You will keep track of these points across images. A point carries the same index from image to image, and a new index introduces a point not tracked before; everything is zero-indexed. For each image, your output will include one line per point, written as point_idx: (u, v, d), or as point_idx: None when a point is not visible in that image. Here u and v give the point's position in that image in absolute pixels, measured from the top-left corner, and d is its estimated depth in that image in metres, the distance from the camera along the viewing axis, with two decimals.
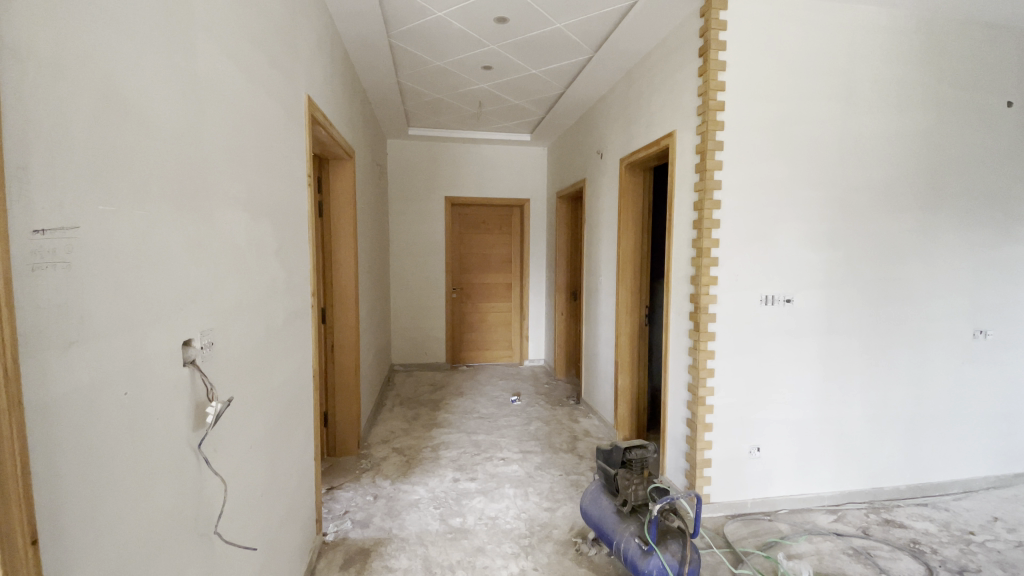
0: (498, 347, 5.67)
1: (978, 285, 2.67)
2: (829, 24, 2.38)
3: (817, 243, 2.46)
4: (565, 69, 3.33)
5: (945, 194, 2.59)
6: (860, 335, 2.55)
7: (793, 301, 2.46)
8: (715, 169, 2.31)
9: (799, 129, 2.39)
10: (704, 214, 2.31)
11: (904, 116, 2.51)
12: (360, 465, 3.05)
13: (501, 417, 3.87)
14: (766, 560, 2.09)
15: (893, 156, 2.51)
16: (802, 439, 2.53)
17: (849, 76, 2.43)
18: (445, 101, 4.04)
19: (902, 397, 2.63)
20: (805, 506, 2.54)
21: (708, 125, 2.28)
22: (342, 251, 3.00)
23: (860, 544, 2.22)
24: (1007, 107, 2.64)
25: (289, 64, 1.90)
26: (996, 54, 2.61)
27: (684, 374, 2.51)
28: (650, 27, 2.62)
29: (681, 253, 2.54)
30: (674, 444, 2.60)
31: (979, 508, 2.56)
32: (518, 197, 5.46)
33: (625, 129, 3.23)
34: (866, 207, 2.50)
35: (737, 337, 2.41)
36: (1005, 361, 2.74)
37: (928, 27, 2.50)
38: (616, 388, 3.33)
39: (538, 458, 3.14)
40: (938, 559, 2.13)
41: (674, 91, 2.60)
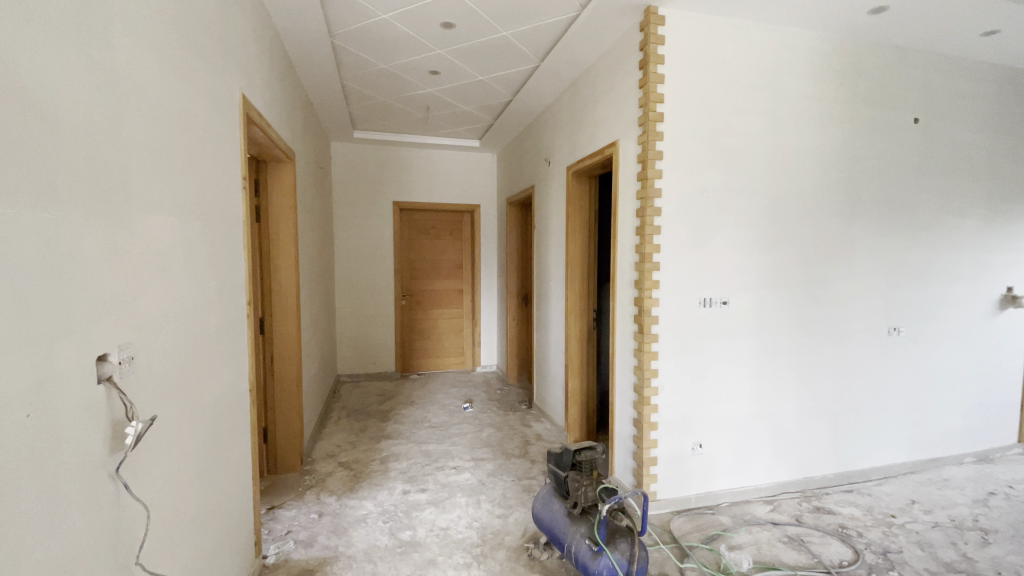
0: (449, 354, 5.60)
1: (891, 286, 2.91)
2: (758, 43, 2.54)
3: (750, 248, 2.60)
4: (512, 77, 3.36)
5: (861, 202, 2.81)
6: (791, 334, 2.72)
7: (730, 303, 2.59)
8: (656, 178, 2.40)
9: (732, 141, 2.53)
10: (646, 221, 2.39)
11: (825, 129, 2.71)
12: (303, 482, 2.91)
13: (453, 425, 3.82)
14: (710, 553, 2.18)
15: (816, 167, 2.70)
16: (740, 435, 2.65)
17: (776, 91, 2.59)
18: (392, 105, 3.97)
19: (830, 392, 2.82)
20: (744, 498, 2.67)
21: (648, 136, 2.37)
22: (283, 258, 2.87)
23: (795, 532, 2.35)
24: (914, 123, 2.91)
25: (221, 60, 1.80)
26: (902, 76, 2.86)
27: (631, 375, 2.57)
28: (593, 39, 2.70)
29: (625, 258, 2.62)
30: (622, 445, 2.66)
31: (898, 492, 2.79)
32: (468, 203, 5.44)
33: (571, 137, 3.30)
34: (794, 214, 2.68)
35: (679, 339, 2.50)
36: (915, 355, 3.00)
37: (843, 50, 2.71)
38: (567, 392, 3.37)
39: (490, 465, 3.12)
40: (863, 542, 2.29)
41: (617, 102, 2.69)
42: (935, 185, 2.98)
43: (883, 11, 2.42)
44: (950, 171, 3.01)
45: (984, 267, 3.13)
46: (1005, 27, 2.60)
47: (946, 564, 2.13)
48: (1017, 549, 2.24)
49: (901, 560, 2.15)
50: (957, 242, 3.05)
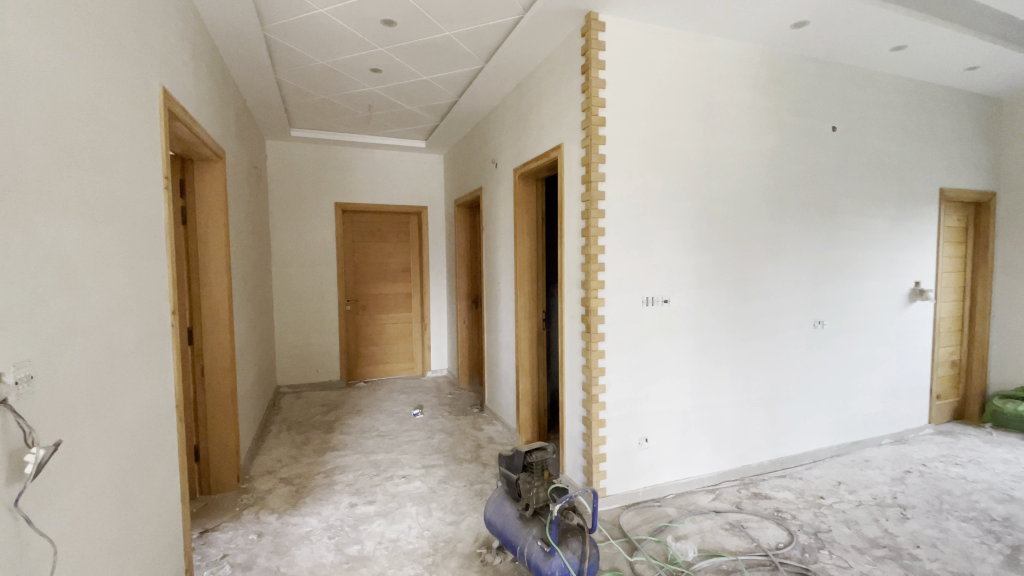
0: (398, 359, 5.47)
1: (816, 282, 3.13)
2: (692, 51, 2.65)
3: (689, 248, 2.71)
4: (457, 78, 3.33)
5: (788, 204, 3.00)
6: (728, 330, 2.85)
7: (671, 301, 2.68)
8: (599, 181, 2.45)
9: (671, 145, 2.63)
10: (591, 223, 2.44)
11: (755, 135, 2.87)
12: (240, 502, 2.73)
13: (402, 433, 3.72)
14: (658, 545, 2.24)
15: (748, 171, 2.86)
16: (684, 428, 2.75)
17: (710, 98, 2.72)
18: (332, 103, 3.83)
19: (764, 383, 2.99)
20: (688, 489, 2.76)
21: (591, 140, 2.42)
22: (213, 263, 2.69)
23: (735, 518, 2.47)
24: (832, 131, 3.13)
25: (137, 50, 1.65)
26: (821, 87, 3.08)
27: (579, 374, 2.60)
28: (536, 43, 2.72)
29: (571, 259, 2.65)
30: (571, 444, 2.69)
31: (826, 475, 2.99)
32: (414, 204, 5.34)
33: (517, 139, 3.31)
34: (730, 214, 2.82)
35: (624, 338, 2.56)
36: (838, 345, 3.23)
37: (769, 61, 2.89)
38: (518, 393, 3.37)
39: (441, 471, 3.06)
40: (797, 524, 2.43)
41: (561, 105, 2.72)
42: (852, 188, 3.23)
43: (804, 25, 2.59)
44: (865, 175, 3.27)
45: (895, 263, 3.42)
46: (909, 44, 2.85)
47: (870, 540, 2.30)
48: (928, 522, 2.46)
49: (831, 539, 2.30)
50: (872, 240, 3.32)
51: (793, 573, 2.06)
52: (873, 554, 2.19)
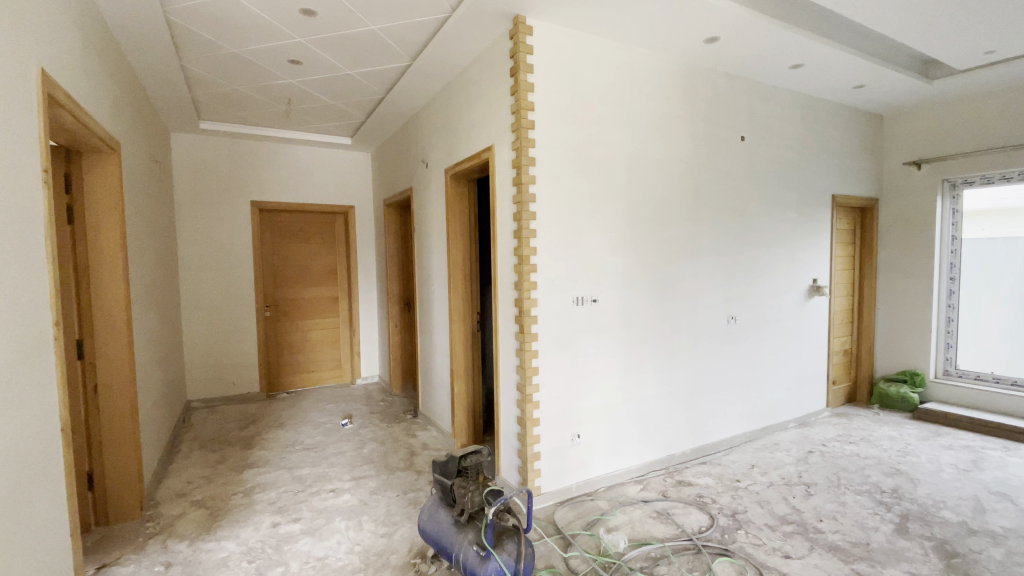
0: (325, 367, 5.22)
1: (729, 280, 3.36)
2: (616, 59, 2.76)
3: (616, 249, 2.81)
4: (383, 74, 3.24)
5: (704, 208, 3.20)
6: (652, 326, 2.99)
7: (600, 300, 2.76)
8: (530, 183, 2.47)
9: (598, 149, 2.71)
10: (523, 224, 2.45)
11: (674, 142, 3.04)
12: (144, 531, 2.47)
13: (330, 445, 3.55)
14: (591, 538, 2.29)
15: (668, 175, 3.01)
16: (614, 422, 2.85)
17: (633, 105, 2.84)
18: (247, 94, 3.57)
19: (686, 375, 3.16)
20: (619, 481, 2.86)
21: (521, 142, 2.44)
22: (107, 267, 2.41)
23: (662, 506, 2.59)
24: (741, 140, 3.38)
25: (10, 24, 1.44)
26: (731, 99, 3.32)
27: (513, 375, 2.61)
28: (465, 43, 2.70)
29: (504, 261, 2.66)
30: (506, 444, 2.69)
31: (741, 459, 3.22)
32: (340, 204, 5.12)
33: (448, 139, 3.27)
34: (652, 217, 2.96)
35: (556, 338, 2.61)
36: (749, 339, 3.50)
37: (685, 72, 3.06)
38: (453, 397, 3.32)
39: (373, 482, 2.94)
40: (717, 507, 2.59)
41: (490, 106, 2.72)
42: (759, 193, 3.51)
43: (716, 41, 2.78)
44: (770, 182, 3.56)
45: (796, 262, 3.76)
46: (805, 63, 3.15)
47: (780, 517, 2.50)
48: (828, 497, 2.72)
49: (746, 519, 2.48)
50: (777, 242, 3.62)
51: (715, 554, 2.19)
52: (783, 530, 2.38)
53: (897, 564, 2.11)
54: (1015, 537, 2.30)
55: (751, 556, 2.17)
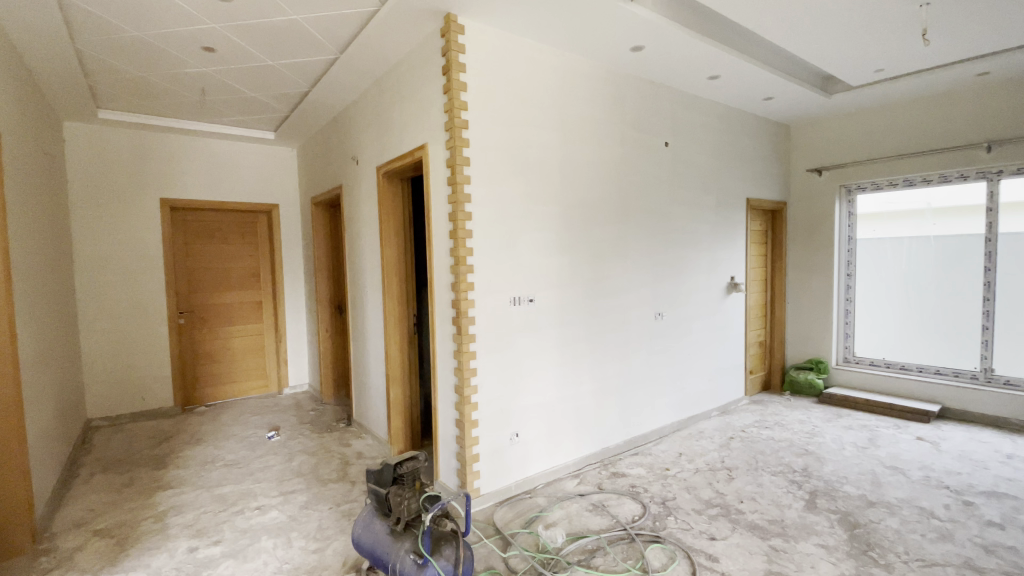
0: (248, 377, 4.90)
1: (656, 279, 3.52)
2: (547, 63, 2.80)
3: (550, 249, 2.86)
4: (309, 67, 3.08)
5: (632, 209, 3.34)
6: (586, 325, 3.07)
7: (536, 300, 2.80)
8: (465, 183, 2.45)
9: (531, 150, 2.74)
10: (458, 225, 2.42)
11: (604, 145, 3.14)
12: (36, 568, 2.19)
13: (255, 460, 3.33)
14: (530, 536, 2.31)
15: (598, 178, 3.11)
16: (551, 420, 2.90)
17: (564, 108, 2.89)
18: (152, 82, 3.27)
19: (618, 372, 3.28)
20: (557, 477, 2.92)
21: (455, 142, 2.41)
22: None
23: (597, 499, 2.67)
24: (666, 146, 3.55)
25: None
26: (656, 106, 3.47)
27: (451, 377, 2.58)
28: (394, 39, 2.63)
29: (439, 262, 2.62)
30: (444, 448, 2.65)
31: (669, 448, 3.39)
32: (263, 202, 4.83)
33: (379, 137, 3.17)
34: (584, 218, 3.03)
35: (494, 338, 2.60)
36: (675, 333, 3.69)
37: (613, 79, 3.17)
38: (389, 402, 3.22)
39: (303, 496, 2.80)
40: (648, 496, 2.71)
41: (423, 104, 2.66)
42: (682, 197, 3.71)
43: (640, 50, 2.90)
44: (691, 186, 3.78)
45: (716, 261, 4.02)
46: (721, 75, 3.36)
47: (706, 501, 2.65)
48: (748, 479, 2.92)
49: (675, 505, 2.61)
50: (698, 243, 3.85)
51: (647, 541, 2.28)
52: (709, 513, 2.53)
53: (808, 538, 2.31)
54: (905, 506, 2.58)
55: (680, 541, 2.28)
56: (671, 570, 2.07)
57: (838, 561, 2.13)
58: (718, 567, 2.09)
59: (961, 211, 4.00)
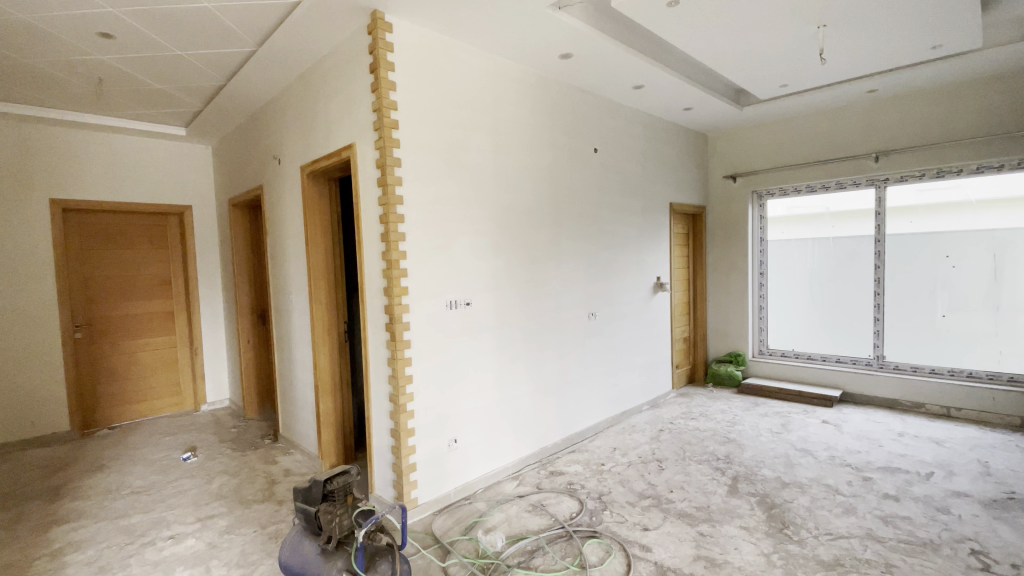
0: (160, 395, 4.50)
1: (588, 281, 3.62)
2: (478, 66, 2.79)
3: (485, 252, 2.85)
4: (223, 59, 2.87)
5: (564, 213, 3.41)
6: (522, 327, 3.09)
7: (472, 303, 2.78)
8: (396, 185, 2.38)
9: (464, 153, 2.72)
10: (390, 227, 2.35)
11: (536, 149, 3.18)
12: None
13: (168, 485, 3.06)
14: (469, 543, 2.29)
15: (531, 181, 3.14)
16: (489, 423, 2.89)
17: (496, 113, 2.90)
18: (38, 70, 2.91)
19: (554, 372, 3.33)
20: (496, 480, 2.91)
21: (385, 142, 2.33)
22: None
23: (536, 499, 2.69)
24: (595, 152, 3.66)
25: None
26: (585, 112, 3.57)
27: (385, 386, 2.50)
28: (317, 34, 2.52)
29: (370, 266, 2.52)
30: (379, 459, 2.57)
31: (604, 443, 3.49)
32: (174, 204, 4.46)
33: (302, 135, 3.02)
34: (518, 221, 3.05)
35: (430, 344, 2.55)
36: (607, 332, 3.81)
37: (543, 84, 3.22)
38: (319, 414, 3.07)
39: (223, 521, 2.60)
40: (585, 492, 2.78)
41: (349, 103, 2.56)
42: (611, 201, 3.84)
43: (569, 57, 2.97)
44: (620, 190, 3.92)
45: (643, 262, 4.20)
46: (645, 85, 3.52)
47: (639, 493, 2.75)
48: (677, 469, 3.07)
49: (611, 499, 2.69)
50: (627, 245, 4.00)
51: (585, 537, 2.33)
52: (642, 504, 2.63)
53: (732, 521, 2.46)
54: (815, 485, 2.82)
55: (615, 534, 2.35)
56: (608, 563, 2.12)
57: (758, 541, 2.28)
58: (651, 557, 2.17)
59: (854, 215, 4.42)
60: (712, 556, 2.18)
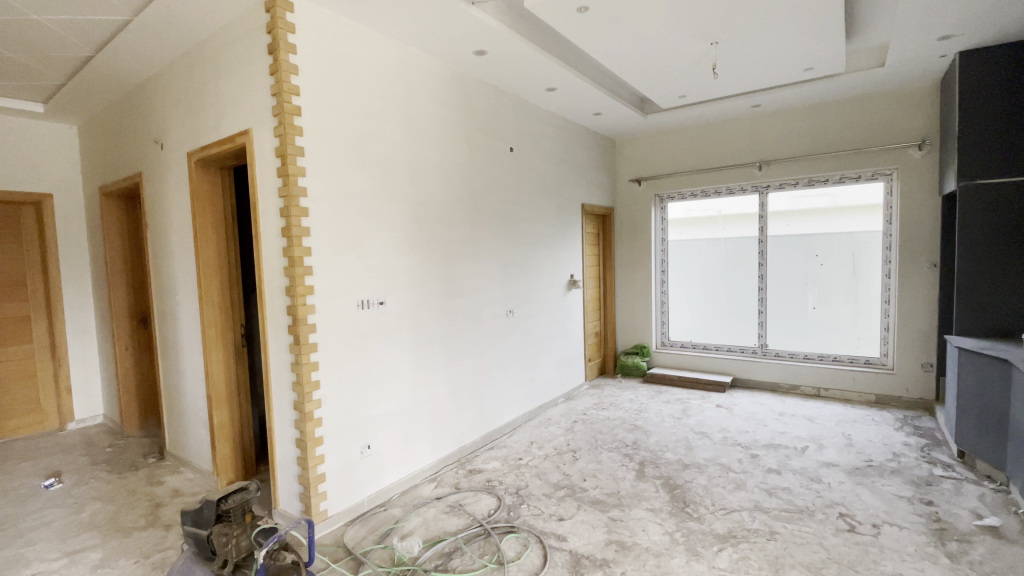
0: (14, 413, 3.86)
1: (505, 279, 3.65)
2: (388, 55, 2.69)
3: (398, 250, 2.75)
4: (90, 28, 2.51)
5: (481, 211, 3.40)
6: (438, 326, 3.04)
7: (386, 303, 2.68)
8: (299, 176, 2.22)
9: (375, 146, 2.60)
10: (292, 222, 2.19)
11: (451, 145, 3.13)
12: None
13: (24, 518, 2.64)
14: (383, 551, 2.22)
15: (447, 178, 3.09)
16: (404, 426, 2.81)
17: (409, 105, 2.81)
18: None
19: (471, 371, 3.31)
20: (412, 483, 2.84)
21: (285, 129, 2.17)
22: None
23: (454, 499, 2.67)
24: (511, 150, 3.69)
25: None
26: (500, 110, 3.58)
27: (288, 393, 2.33)
28: (206, 7, 2.28)
29: (270, 264, 2.34)
30: (284, 471, 2.40)
31: (522, 438, 3.55)
32: (29, 192, 3.83)
33: (189, 118, 2.73)
34: (433, 218, 2.99)
35: (338, 347, 2.42)
36: (524, 329, 3.86)
37: (458, 79, 3.18)
38: (213, 425, 2.81)
39: (97, 554, 2.30)
40: (503, 488, 2.80)
41: (244, 85, 2.35)
42: (527, 200, 3.89)
43: (484, 54, 2.96)
44: (535, 188, 3.98)
45: (557, 260, 4.31)
46: (557, 87, 3.61)
47: (555, 484, 2.84)
48: (590, 457, 3.20)
49: (528, 493, 2.74)
50: (542, 243, 4.08)
51: (503, 533, 2.36)
52: (558, 495, 2.71)
53: (639, 504, 2.61)
54: (711, 464, 3.08)
55: (532, 527, 2.40)
56: (524, 557, 2.16)
57: (663, 521, 2.44)
58: (566, 546, 2.24)
59: (741, 218, 4.88)
60: (622, 539, 2.29)
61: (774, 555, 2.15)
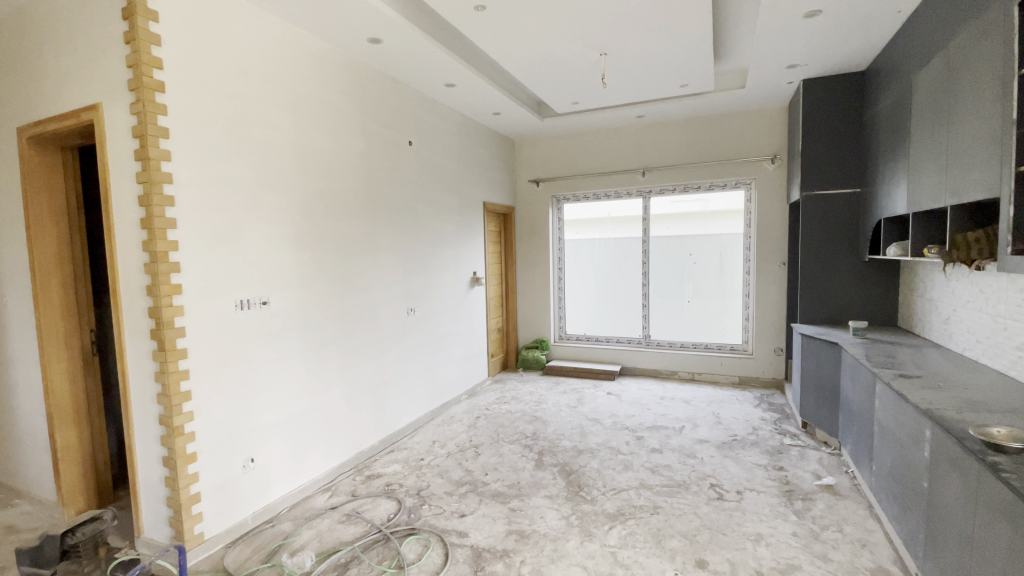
0: None
1: (405, 277, 3.56)
2: (270, 34, 2.48)
3: (284, 246, 2.56)
4: None
5: (377, 206, 3.27)
6: (332, 327, 2.88)
7: (270, 303, 2.49)
8: (162, 161, 1.97)
9: (254, 132, 2.39)
10: (154, 212, 1.94)
11: (344, 135, 2.97)
12: None
13: None
14: (271, 570, 2.07)
15: (339, 171, 2.93)
16: (294, 434, 2.63)
17: (294, 90, 2.62)
18: None
19: (369, 373, 3.19)
20: (304, 495, 2.68)
21: (144, 106, 1.91)
22: None
23: (351, 507, 2.57)
24: (409, 145, 3.59)
25: None
26: (398, 103, 3.47)
27: (152, 405, 2.07)
28: None
29: (127, 260, 2.05)
30: (148, 494, 2.13)
31: (424, 438, 3.51)
32: None
33: (18, 87, 2.30)
34: (323, 213, 2.82)
35: (213, 352, 2.20)
36: (425, 327, 3.81)
37: (351, 66, 3.03)
38: (56, 448, 2.41)
39: None
40: (403, 490, 2.75)
41: (90, 52, 2.03)
42: (427, 197, 3.83)
43: (378, 42, 2.85)
44: (435, 184, 3.93)
45: (459, 257, 4.31)
46: (456, 84, 3.58)
47: (456, 481, 2.84)
48: (491, 452, 3.25)
49: (429, 492, 2.72)
50: (443, 240, 4.04)
51: (403, 536, 2.31)
52: (459, 492, 2.72)
53: (538, 492, 2.71)
54: (602, 448, 3.29)
55: (433, 527, 2.38)
56: (425, 558, 2.14)
57: (559, 506, 2.56)
58: (467, 541, 2.26)
59: (627, 220, 5.27)
60: (521, 528, 2.37)
61: (656, 528, 2.35)
